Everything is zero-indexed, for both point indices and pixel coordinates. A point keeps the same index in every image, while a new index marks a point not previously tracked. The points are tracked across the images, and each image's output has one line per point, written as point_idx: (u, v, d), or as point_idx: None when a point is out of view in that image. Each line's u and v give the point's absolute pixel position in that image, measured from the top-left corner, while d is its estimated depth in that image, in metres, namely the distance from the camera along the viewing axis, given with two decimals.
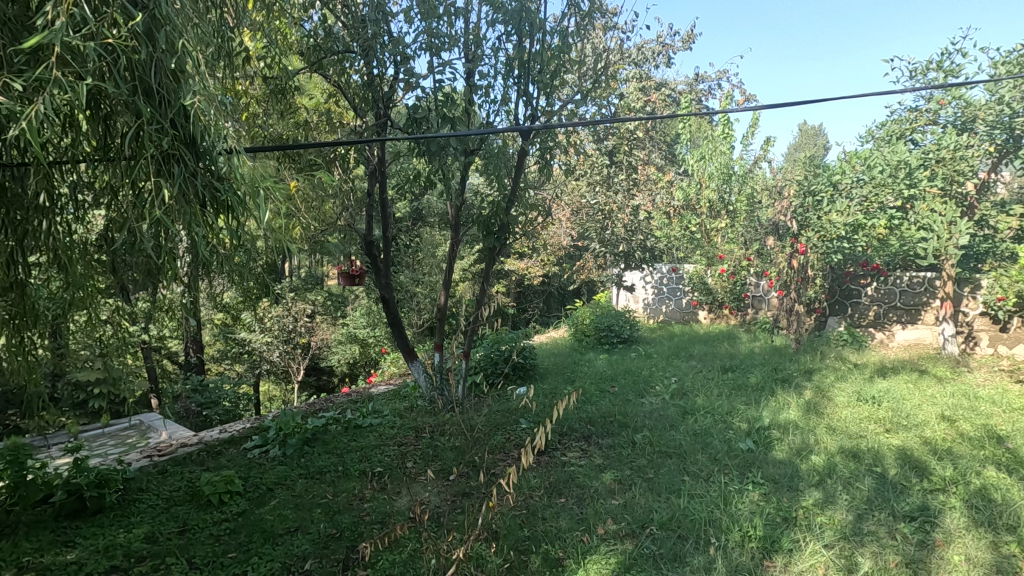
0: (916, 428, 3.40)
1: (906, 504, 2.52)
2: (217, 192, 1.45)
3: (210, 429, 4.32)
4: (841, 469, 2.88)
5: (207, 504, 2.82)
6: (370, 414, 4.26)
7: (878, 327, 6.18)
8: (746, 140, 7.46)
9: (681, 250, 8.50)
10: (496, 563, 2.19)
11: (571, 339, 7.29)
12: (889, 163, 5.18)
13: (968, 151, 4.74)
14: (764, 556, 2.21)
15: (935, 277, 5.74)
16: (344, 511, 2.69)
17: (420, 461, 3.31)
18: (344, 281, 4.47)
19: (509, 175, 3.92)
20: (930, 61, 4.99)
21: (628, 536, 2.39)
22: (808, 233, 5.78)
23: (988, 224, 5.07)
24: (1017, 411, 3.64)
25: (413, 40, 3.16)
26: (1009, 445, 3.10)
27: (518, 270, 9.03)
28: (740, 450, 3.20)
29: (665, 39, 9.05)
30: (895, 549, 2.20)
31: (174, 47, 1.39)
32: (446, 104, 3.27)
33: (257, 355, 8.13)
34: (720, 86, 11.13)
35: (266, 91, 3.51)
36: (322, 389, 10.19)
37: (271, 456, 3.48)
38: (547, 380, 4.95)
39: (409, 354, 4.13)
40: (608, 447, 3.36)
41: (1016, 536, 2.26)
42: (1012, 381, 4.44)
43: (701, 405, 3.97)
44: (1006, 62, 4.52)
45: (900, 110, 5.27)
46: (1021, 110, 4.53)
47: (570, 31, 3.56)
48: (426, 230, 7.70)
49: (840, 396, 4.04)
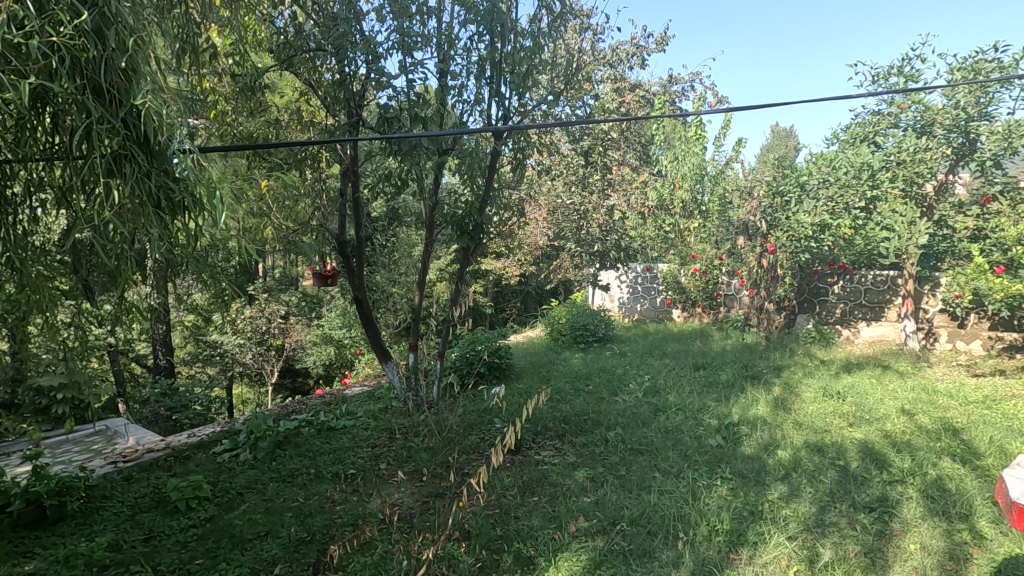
0: (878, 421, 3.52)
1: (866, 495, 2.61)
2: (171, 192, 1.44)
3: (179, 434, 4.23)
4: (806, 462, 2.95)
5: (174, 510, 2.76)
6: (344, 415, 4.22)
7: (844, 325, 6.36)
8: (718, 141, 7.60)
9: (655, 250, 8.61)
10: (467, 563, 2.19)
11: (547, 339, 7.31)
12: (853, 165, 5.36)
13: (927, 154, 4.91)
14: (730, 549, 2.26)
15: (897, 275, 5.91)
16: (316, 514, 2.66)
17: (393, 462, 3.31)
18: (317, 282, 4.38)
19: (484, 175, 3.89)
20: (891, 66, 5.17)
21: (599, 533, 2.42)
22: (776, 232, 6.01)
23: (948, 224, 5.25)
24: (972, 405, 3.79)
25: (385, 39, 3.13)
26: (964, 437, 3.23)
27: (495, 270, 9.02)
28: (709, 446, 3.26)
29: (638, 41, 9.18)
30: (855, 539, 2.27)
31: (125, 46, 1.36)
32: (418, 104, 3.26)
33: (229, 357, 7.99)
34: (693, 87, 11.30)
35: (234, 89, 3.47)
36: (298, 391, 10.06)
37: (242, 459, 3.43)
38: (522, 380, 4.96)
39: (383, 355, 4.08)
40: (582, 446, 3.39)
41: (968, 524, 2.36)
42: (969, 375, 4.61)
43: (673, 402, 4.03)
44: (962, 68, 4.69)
45: (864, 113, 5.44)
46: (976, 114, 4.72)
47: (543, 32, 3.58)
48: (403, 231, 7.67)
49: (807, 392, 4.15)
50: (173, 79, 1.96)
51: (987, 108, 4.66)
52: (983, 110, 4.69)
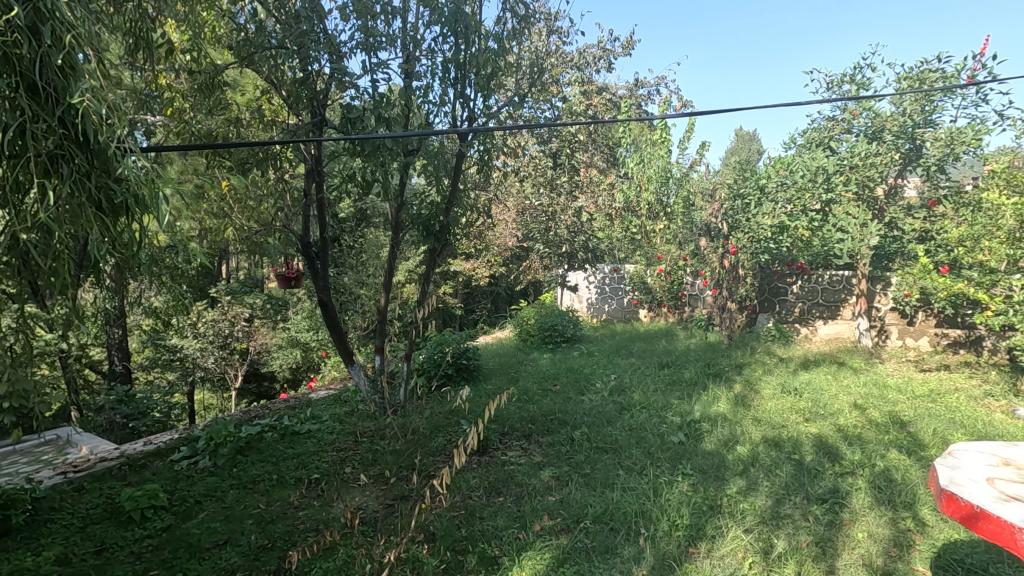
0: (832, 416, 3.66)
1: (819, 487, 2.71)
2: (114, 193, 1.41)
3: (135, 441, 4.09)
4: (763, 457, 3.04)
5: (128, 521, 2.67)
6: (309, 420, 4.15)
7: (803, 323, 6.57)
8: (682, 144, 7.75)
9: (622, 251, 8.75)
10: (432, 564, 2.19)
11: (516, 339, 7.34)
12: (809, 168, 5.58)
13: (877, 159, 5.17)
14: (689, 543, 2.31)
15: (852, 275, 6.14)
16: (278, 520, 2.62)
17: (359, 465, 3.28)
18: (281, 284, 4.28)
19: (450, 176, 3.88)
20: (844, 74, 5.38)
21: (563, 531, 2.45)
22: (738, 233, 6.18)
23: (898, 226, 5.49)
24: (919, 399, 3.97)
25: (348, 38, 3.09)
26: (910, 429, 3.38)
27: (464, 270, 9.01)
28: (671, 443, 3.33)
29: (605, 44, 9.28)
30: (808, 529, 2.36)
31: (61, 42, 1.32)
32: (382, 104, 3.20)
33: (190, 361, 7.76)
34: (659, 91, 11.47)
35: (192, 86, 3.32)
36: (264, 396, 9.85)
37: (201, 466, 3.33)
38: (491, 380, 4.97)
39: (349, 358, 3.99)
40: (548, 445, 3.41)
41: (912, 512, 2.47)
42: (917, 371, 4.83)
43: (637, 401, 4.10)
44: (908, 77, 4.91)
45: (819, 120, 5.67)
46: (921, 122, 4.96)
47: (508, 34, 3.59)
48: (371, 231, 7.59)
49: (766, 389, 4.28)
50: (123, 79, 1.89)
51: (931, 116, 4.90)
52: (928, 117, 4.93)
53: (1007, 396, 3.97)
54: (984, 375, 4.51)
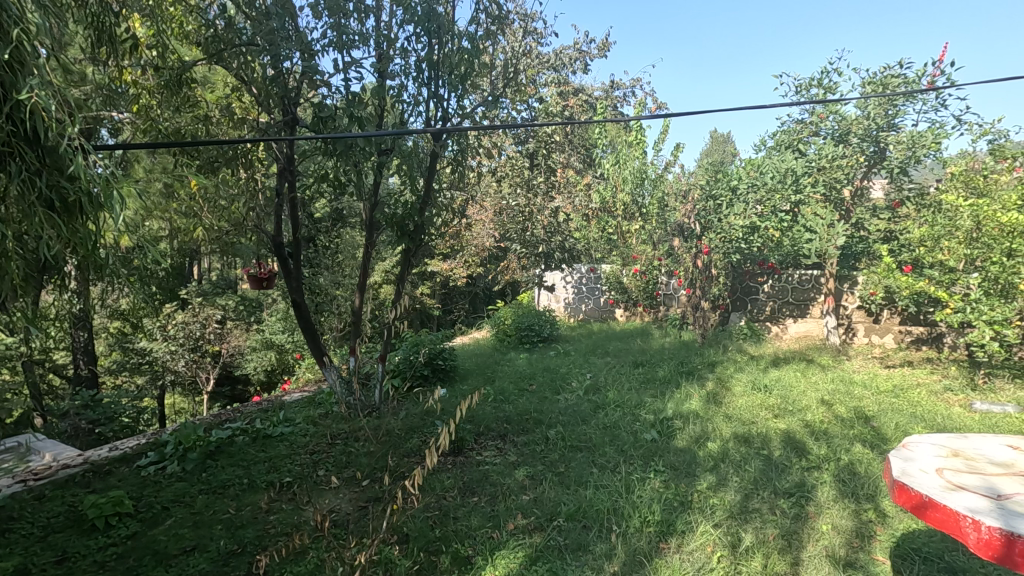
0: (800, 412, 3.75)
1: (786, 482, 2.77)
2: (66, 193, 1.39)
3: (100, 448, 3.97)
4: (733, 453, 3.10)
5: (91, 529, 2.60)
6: (281, 422, 4.09)
7: (774, 321, 6.71)
8: (657, 146, 7.84)
9: (599, 251, 8.82)
10: (404, 565, 2.18)
11: (493, 339, 7.34)
12: (778, 170, 5.70)
13: (843, 161, 5.33)
14: (660, 539, 2.34)
15: (820, 274, 6.29)
16: (248, 525, 2.57)
17: (332, 468, 3.24)
18: (252, 284, 4.19)
19: (424, 176, 3.87)
20: (812, 78, 5.51)
21: (536, 530, 2.46)
22: (710, 234, 6.30)
23: (864, 227, 5.65)
24: (884, 394, 4.09)
25: (320, 35, 3.05)
26: (874, 424, 3.49)
27: (441, 271, 8.97)
28: (644, 441, 3.37)
29: (581, 46, 9.35)
30: (775, 523, 2.42)
31: (7, 37, 1.28)
32: (355, 105, 3.18)
33: (159, 365, 7.59)
34: (634, 93, 11.62)
35: (159, 83, 3.25)
36: (237, 399, 9.67)
37: (168, 472, 3.25)
38: (467, 380, 4.96)
39: (322, 359, 3.90)
40: (523, 445, 3.42)
41: (873, 504, 2.55)
42: (882, 367, 4.98)
43: (612, 399, 4.14)
44: (873, 81, 5.06)
45: (789, 122, 5.79)
46: (885, 125, 5.13)
47: (481, 34, 3.59)
48: (347, 232, 7.51)
49: (737, 386, 4.36)
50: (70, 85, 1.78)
51: (894, 120, 5.07)
52: (891, 121, 5.10)
53: (966, 391, 4.12)
54: (944, 371, 4.68)
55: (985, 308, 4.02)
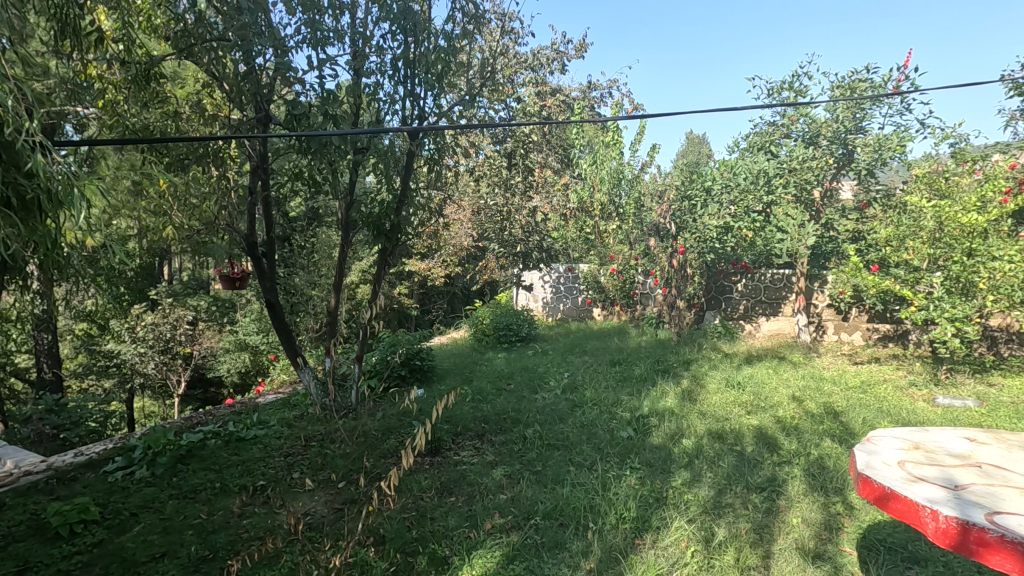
0: (771, 408, 3.83)
1: (758, 477, 2.82)
2: (24, 190, 1.35)
3: (64, 453, 3.85)
4: (707, 450, 3.15)
5: (55, 538, 2.52)
6: (255, 425, 4.02)
7: (747, 320, 6.83)
8: (633, 146, 7.92)
9: (576, 251, 8.87)
10: (380, 567, 2.16)
11: (471, 339, 7.32)
12: (751, 172, 5.80)
13: (813, 163, 5.47)
14: (635, 535, 2.36)
15: (792, 273, 6.42)
16: (220, 530, 2.52)
17: (307, 470, 3.20)
18: (224, 284, 4.10)
19: (400, 175, 3.84)
20: (783, 81, 5.63)
21: (513, 528, 2.46)
22: (685, 234, 6.39)
23: (833, 227, 5.80)
24: (852, 390, 4.21)
25: (294, 32, 3.01)
26: (842, 419, 3.58)
27: (419, 271, 8.92)
28: (621, 438, 3.40)
29: (559, 46, 9.40)
30: (747, 517, 2.47)
31: None
32: (329, 102, 3.14)
33: (128, 368, 7.41)
34: (611, 94, 11.71)
35: (125, 77, 3.16)
36: (210, 402, 9.47)
37: (137, 477, 3.17)
38: (445, 380, 4.94)
39: (296, 360, 3.83)
40: (500, 445, 3.42)
41: (842, 497, 2.62)
42: (851, 363, 5.12)
43: (589, 398, 4.18)
44: (841, 85, 5.19)
45: (761, 124, 5.90)
46: (852, 128, 5.28)
47: (457, 33, 3.58)
48: (322, 231, 7.41)
49: (711, 383, 4.44)
50: (28, 73, 1.72)
51: (861, 123, 5.22)
52: (858, 124, 5.25)
53: (929, 386, 4.26)
54: (909, 367, 4.83)
55: (946, 306, 4.16)
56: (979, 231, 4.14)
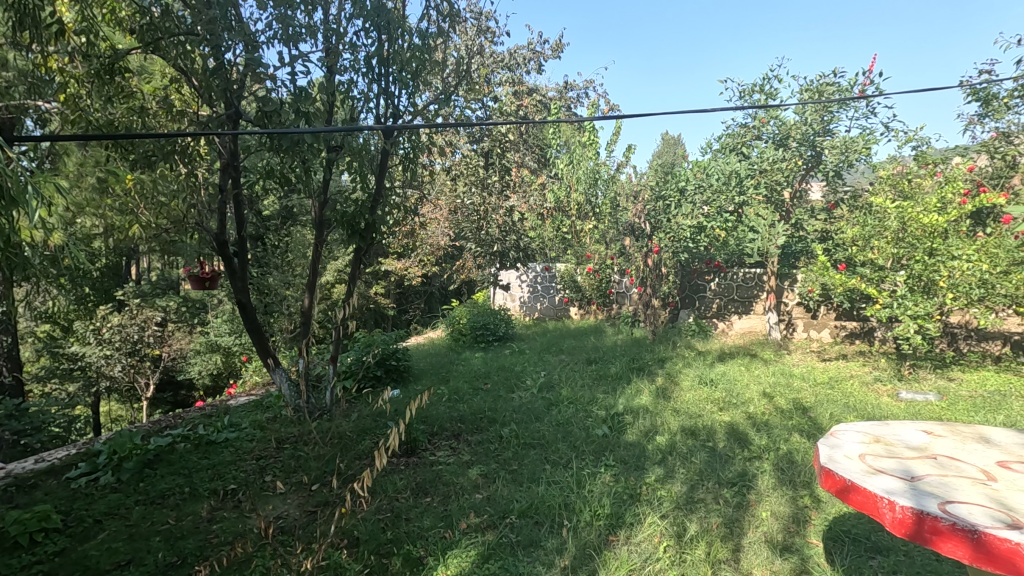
0: (743, 404, 3.91)
1: (730, 472, 2.88)
2: None
3: (24, 459, 3.72)
4: (680, 446, 3.20)
5: (14, 547, 2.43)
6: (226, 428, 3.94)
7: (720, 318, 6.95)
8: (609, 147, 7.98)
9: (553, 250, 8.90)
10: (354, 569, 2.14)
11: (448, 339, 7.29)
12: (723, 172, 5.88)
13: (783, 164, 5.60)
14: (609, 532, 2.39)
15: (763, 272, 6.54)
16: (189, 536, 2.47)
17: (280, 473, 3.15)
18: (194, 284, 4.00)
19: (375, 173, 3.81)
20: (755, 84, 5.74)
21: (489, 527, 2.47)
22: (660, 234, 6.46)
23: (803, 227, 5.93)
24: (820, 385, 4.32)
25: (265, 27, 2.95)
26: (811, 414, 3.67)
27: (396, 270, 8.85)
28: (596, 436, 3.43)
29: (535, 46, 9.41)
30: (718, 511, 2.51)
31: None
32: (302, 99, 3.08)
33: (93, 371, 7.18)
34: (587, 94, 11.78)
35: (88, 71, 3.04)
36: (180, 405, 9.25)
37: (101, 483, 3.08)
38: (421, 380, 4.91)
39: (268, 361, 3.76)
40: (476, 444, 3.42)
41: (809, 490, 2.69)
42: (819, 360, 5.25)
43: (565, 396, 4.20)
44: (810, 89, 5.31)
45: (733, 126, 5.99)
46: (820, 130, 5.47)
47: (432, 31, 3.55)
48: (296, 230, 7.29)
49: (685, 381, 4.50)
50: None
51: (829, 125, 5.41)
52: (826, 126, 5.43)
53: (893, 381, 4.40)
54: (875, 363, 4.97)
55: (909, 304, 4.29)
56: (940, 231, 4.27)
